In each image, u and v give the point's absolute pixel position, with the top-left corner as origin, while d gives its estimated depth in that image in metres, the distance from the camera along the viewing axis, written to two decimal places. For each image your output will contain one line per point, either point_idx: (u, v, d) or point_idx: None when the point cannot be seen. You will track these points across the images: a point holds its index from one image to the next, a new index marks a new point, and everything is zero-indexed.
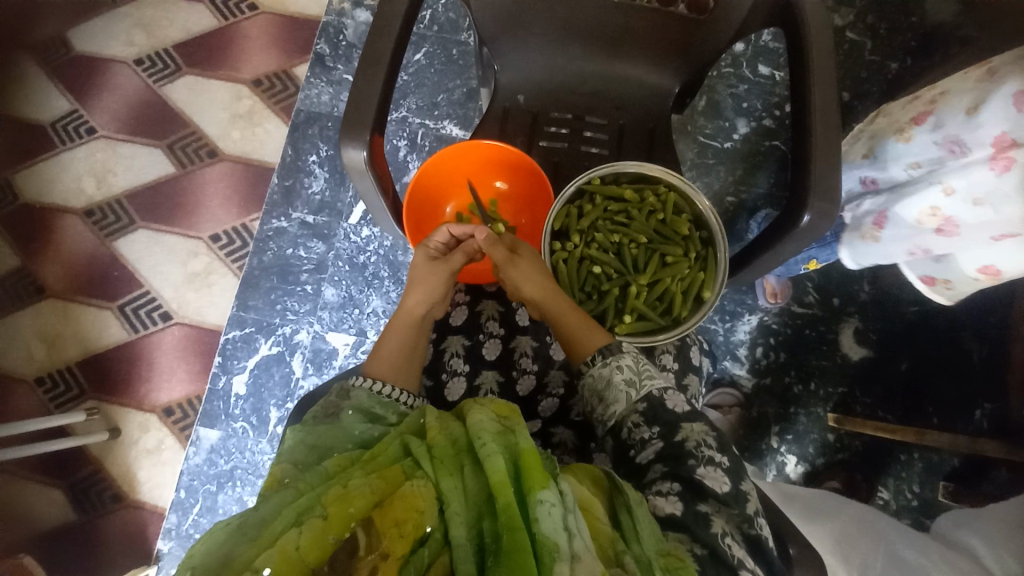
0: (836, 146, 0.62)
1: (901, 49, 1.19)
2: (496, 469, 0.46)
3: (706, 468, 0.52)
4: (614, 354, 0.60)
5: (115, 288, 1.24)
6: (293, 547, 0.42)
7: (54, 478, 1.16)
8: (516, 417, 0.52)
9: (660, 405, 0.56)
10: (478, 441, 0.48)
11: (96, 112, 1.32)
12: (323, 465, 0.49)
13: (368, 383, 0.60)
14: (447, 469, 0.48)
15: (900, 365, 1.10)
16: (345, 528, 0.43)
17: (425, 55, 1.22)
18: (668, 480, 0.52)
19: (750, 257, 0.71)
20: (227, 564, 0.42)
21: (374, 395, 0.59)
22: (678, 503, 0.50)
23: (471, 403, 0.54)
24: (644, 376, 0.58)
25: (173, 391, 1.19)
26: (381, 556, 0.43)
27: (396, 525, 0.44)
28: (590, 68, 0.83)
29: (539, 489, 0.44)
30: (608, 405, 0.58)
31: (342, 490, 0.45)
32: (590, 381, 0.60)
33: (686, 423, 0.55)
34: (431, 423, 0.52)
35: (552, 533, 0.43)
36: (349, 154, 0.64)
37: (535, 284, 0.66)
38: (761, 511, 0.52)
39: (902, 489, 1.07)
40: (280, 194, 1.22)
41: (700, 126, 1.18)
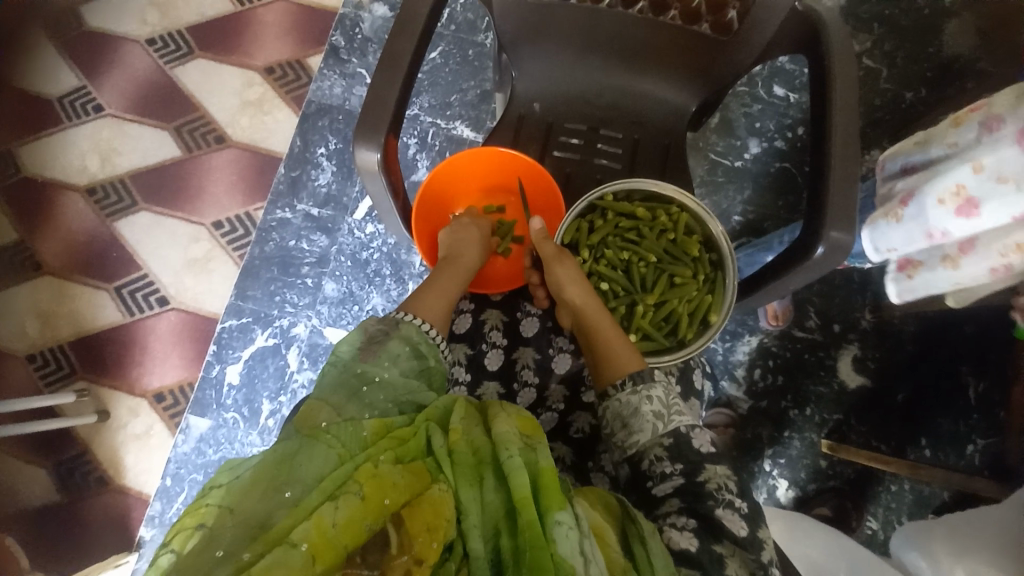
0: (853, 177, 0.62)
1: (916, 79, 1.19)
2: (520, 484, 0.45)
3: (725, 510, 0.51)
4: (646, 382, 0.60)
5: (114, 268, 1.22)
6: (329, 522, 0.41)
7: (39, 458, 1.15)
8: (540, 434, 0.50)
9: (686, 442, 0.55)
10: (505, 452, 0.47)
11: (104, 89, 1.30)
12: (363, 424, 0.48)
13: (416, 322, 0.60)
14: (468, 478, 0.47)
15: (897, 396, 1.10)
16: (378, 518, 0.43)
17: (440, 54, 1.21)
18: (683, 515, 0.51)
19: (759, 282, 0.70)
20: (264, 529, 0.42)
21: (423, 334, 0.59)
22: (692, 539, 0.50)
23: (497, 409, 0.52)
24: (673, 410, 0.58)
25: (166, 376, 1.18)
26: (415, 561, 0.42)
27: (427, 531, 0.43)
28: (607, 80, 0.83)
29: (557, 510, 0.44)
30: (631, 433, 0.58)
31: (374, 470, 0.44)
32: (617, 405, 0.60)
33: (711, 464, 0.54)
34: (455, 424, 0.50)
35: (570, 556, 0.42)
36: (362, 155, 0.63)
37: (578, 290, 0.68)
38: (778, 562, 0.50)
39: (891, 519, 1.06)
40: (286, 185, 1.21)
41: (712, 144, 1.18)
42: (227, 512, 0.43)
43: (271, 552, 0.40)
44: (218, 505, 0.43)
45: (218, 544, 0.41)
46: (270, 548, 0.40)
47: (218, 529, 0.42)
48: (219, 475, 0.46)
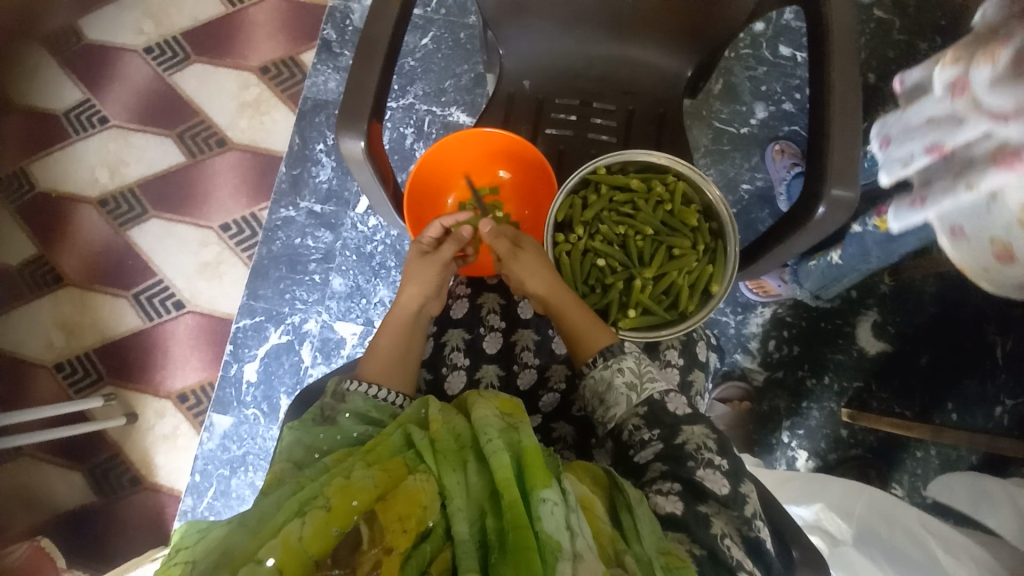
0: (855, 132, 0.59)
1: (930, 29, 1.12)
2: (501, 465, 0.45)
3: (705, 470, 0.50)
4: (616, 356, 0.60)
5: (130, 276, 1.26)
6: (296, 538, 0.42)
7: (76, 460, 1.20)
8: (522, 414, 0.51)
9: (661, 408, 0.55)
10: (484, 436, 0.47)
11: (107, 101, 1.33)
12: (323, 460, 0.49)
13: (364, 387, 0.60)
14: (450, 464, 0.47)
15: (920, 360, 1.06)
16: (347, 521, 0.43)
17: (431, 39, 1.19)
18: (668, 480, 0.51)
19: (761, 249, 0.68)
20: (227, 555, 0.42)
21: (370, 399, 0.59)
22: (678, 502, 0.49)
23: (475, 397, 0.53)
24: (646, 379, 0.58)
25: (187, 378, 1.21)
26: (384, 550, 0.43)
27: (399, 520, 0.43)
28: (598, 51, 0.80)
29: (541, 486, 0.44)
30: (608, 408, 0.58)
31: (344, 481, 0.45)
32: (593, 382, 0.60)
33: (687, 426, 0.54)
34: (434, 415, 0.51)
35: (554, 531, 0.42)
36: (346, 145, 0.63)
37: (539, 282, 0.65)
38: (761, 514, 0.50)
39: (916, 486, 1.03)
40: (288, 183, 1.22)
41: (716, 111, 1.14)
42: (186, 567, 0.43)
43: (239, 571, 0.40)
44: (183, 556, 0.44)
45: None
46: (238, 568, 0.41)
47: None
48: (183, 538, 0.46)
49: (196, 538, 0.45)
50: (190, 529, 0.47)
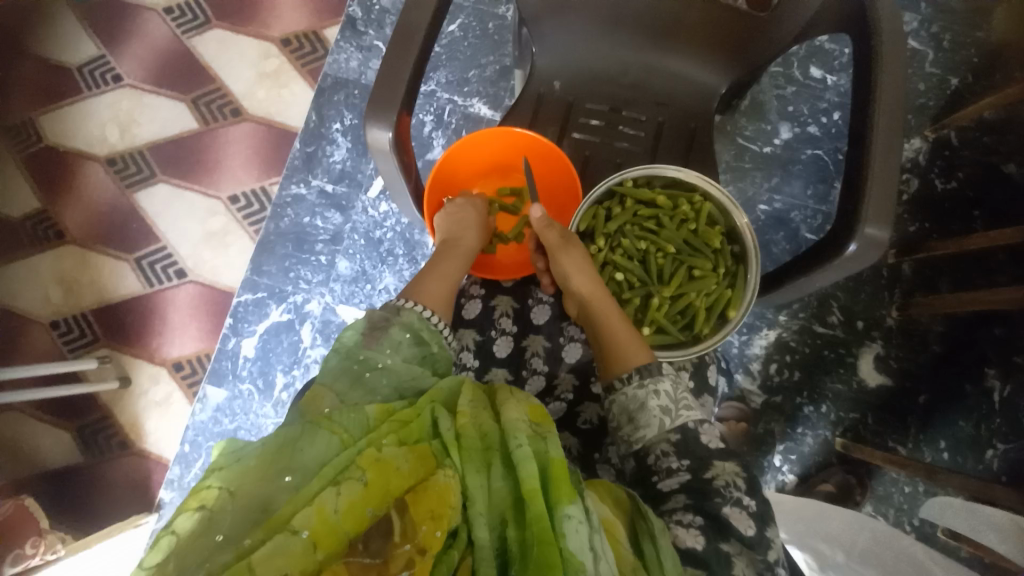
0: (894, 173, 0.58)
1: (963, 65, 1.11)
2: (529, 475, 0.45)
3: (732, 508, 0.50)
4: (653, 376, 0.59)
5: (134, 239, 1.24)
6: (331, 509, 0.42)
7: (64, 420, 1.19)
8: (549, 423, 0.50)
9: (694, 439, 0.55)
10: (513, 441, 0.47)
11: (122, 58, 1.30)
12: (366, 410, 0.48)
13: (416, 307, 0.61)
14: (475, 465, 0.46)
15: (917, 398, 1.06)
16: (381, 505, 0.43)
17: (459, 27, 1.17)
18: (689, 512, 0.50)
19: (784, 279, 0.68)
20: (268, 510, 0.43)
21: (424, 321, 0.60)
22: (699, 536, 0.48)
23: (506, 395, 0.52)
24: (682, 405, 0.57)
25: (184, 347, 1.20)
26: (418, 549, 0.41)
27: (431, 518, 0.42)
28: (632, 58, 0.78)
29: (566, 503, 0.44)
30: (638, 427, 0.57)
31: (377, 456, 0.45)
32: (623, 399, 0.59)
33: (719, 461, 0.53)
34: (463, 407, 0.50)
35: (577, 549, 0.42)
36: (373, 133, 0.61)
37: (584, 278, 0.66)
38: (783, 561, 0.50)
39: (902, 520, 1.04)
40: (301, 160, 1.20)
41: (741, 128, 1.12)
42: (224, 498, 0.43)
43: (272, 539, 0.40)
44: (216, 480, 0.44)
45: (218, 531, 0.42)
46: (273, 533, 0.41)
47: (217, 515, 0.42)
48: (219, 461, 0.46)
49: (231, 463, 0.45)
50: (228, 451, 0.46)
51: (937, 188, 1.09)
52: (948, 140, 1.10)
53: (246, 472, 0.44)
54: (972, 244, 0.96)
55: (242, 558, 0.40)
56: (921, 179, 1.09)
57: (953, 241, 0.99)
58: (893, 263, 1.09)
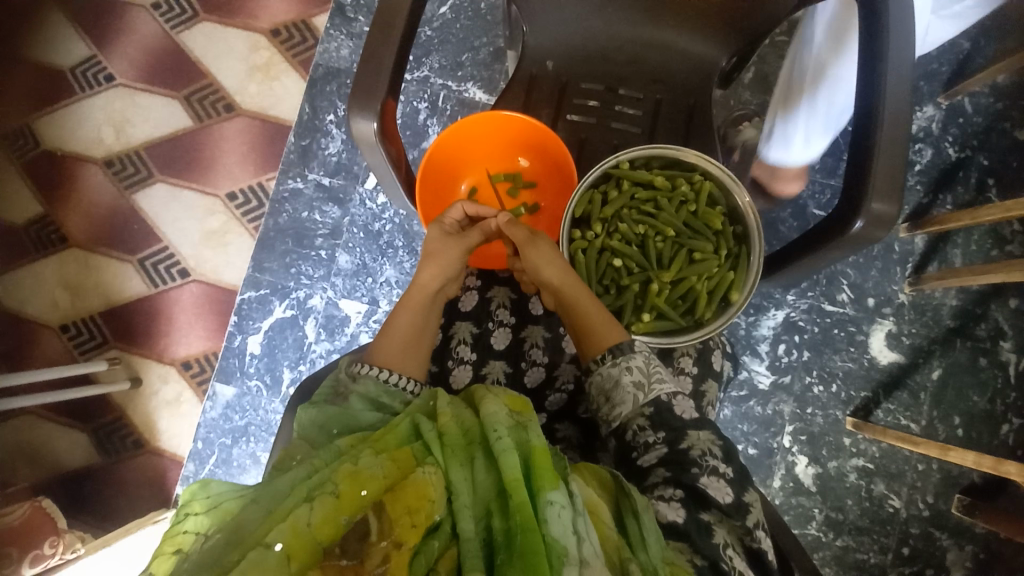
0: (903, 143, 0.55)
1: (979, 26, 1.05)
2: (511, 465, 0.44)
3: (709, 478, 0.49)
4: (625, 355, 0.57)
5: (135, 241, 1.25)
6: (304, 523, 0.41)
7: (80, 421, 1.22)
8: (530, 412, 0.50)
9: (668, 411, 0.54)
10: (492, 433, 0.46)
11: (114, 58, 1.28)
12: (335, 443, 0.48)
13: (376, 371, 0.58)
14: (457, 458, 0.46)
15: (930, 373, 1.04)
16: (356, 511, 0.43)
17: (450, 9, 1.14)
18: (670, 485, 0.50)
19: (786, 259, 0.66)
20: (241, 533, 0.43)
21: (383, 385, 0.57)
22: (679, 510, 0.48)
23: (483, 391, 0.51)
24: (655, 379, 0.55)
25: (191, 346, 1.21)
26: (394, 544, 0.42)
27: (408, 514, 0.43)
28: (628, 34, 0.76)
29: (550, 490, 0.43)
30: (614, 405, 0.56)
31: (353, 467, 0.44)
32: (600, 379, 0.58)
33: (694, 431, 0.53)
34: (442, 408, 0.49)
35: (561, 535, 0.42)
36: (359, 125, 0.59)
37: (554, 268, 0.62)
38: (765, 525, 0.50)
39: (915, 498, 1.03)
40: (296, 153, 1.19)
41: (744, 101, 1.09)
42: (200, 540, 0.45)
43: (247, 555, 0.41)
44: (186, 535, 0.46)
45: (189, 564, 0.42)
46: (248, 551, 0.41)
47: (190, 554, 0.44)
48: (193, 502, 0.48)
49: (210, 506, 0.47)
50: (201, 493, 0.48)
51: (950, 157, 1.05)
52: (963, 106, 1.06)
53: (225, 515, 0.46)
54: (986, 217, 0.91)
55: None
56: (935, 148, 1.06)
57: (968, 211, 0.94)
58: (905, 237, 1.06)
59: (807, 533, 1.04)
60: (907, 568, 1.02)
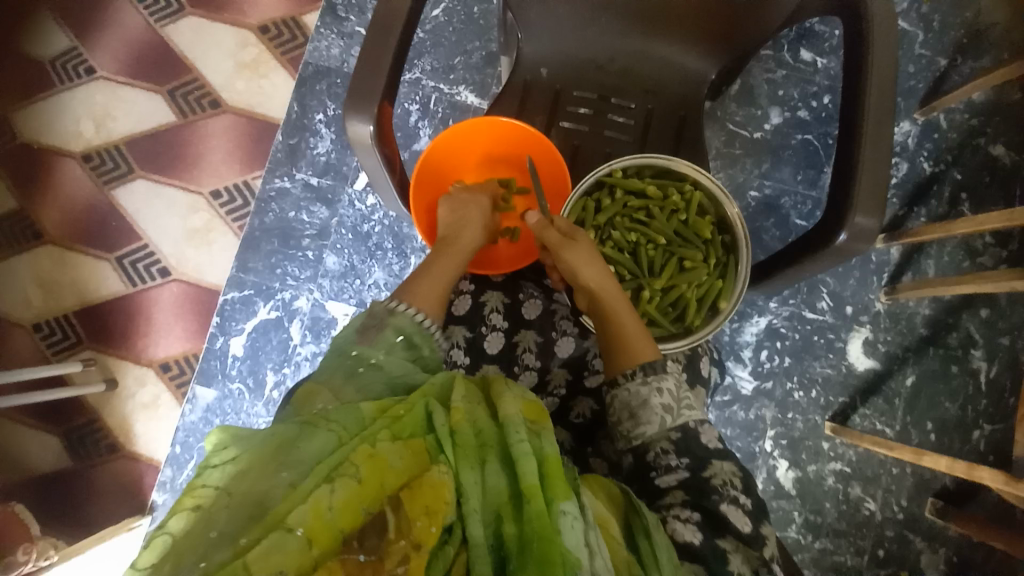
0: (886, 159, 0.57)
1: (952, 47, 1.10)
2: (527, 473, 0.44)
3: (729, 506, 0.50)
4: (657, 374, 0.58)
5: (114, 238, 1.21)
6: (326, 505, 0.41)
7: (50, 424, 1.18)
8: (545, 420, 0.49)
9: (694, 438, 0.55)
10: (511, 438, 0.46)
11: (95, 50, 1.25)
12: (361, 407, 0.47)
13: (409, 310, 0.58)
14: (469, 461, 0.45)
15: (904, 380, 1.08)
16: (375, 502, 0.42)
17: (443, 12, 1.14)
18: (687, 508, 0.51)
19: (772, 269, 0.68)
20: (263, 505, 0.42)
21: (418, 325, 0.58)
22: (697, 533, 0.49)
23: (500, 389, 0.51)
24: (684, 405, 0.56)
25: (171, 347, 1.18)
26: (413, 545, 0.41)
27: (426, 514, 0.42)
28: (620, 44, 0.77)
29: (562, 500, 0.44)
30: (638, 424, 0.56)
31: (371, 450, 0.44)
32: (624, 395, 0.58)
33: (717, 461, 0.53)
34: (458, 403, 0.49)
35: (574, 546, 0.42)
36: (354, 128, 0.59)
37: (593, 272, 0.63)
38: (778, 558, 0.51)
39: (890, 501, 1.06)
40: (284, 152, 1.17)
41: (730, 113, 1.11)
42: (218, 494, 0.43)
43: (268, 536, 0.40)
44: (201, 485, 0.44)
45: (212, 527, 0.41)
46: (270, 529, 0.40)
47: (213, 510, 0.42)
48: (213, 453, 0.46)
49: (232, 457, 0.45)
50: (223, 445, 0.46)
51: (925, 171, 1.10)
52: (937, 123, 1.10)
53: (241, 474, 0.43)
54: (960, 230, 0.95)
55: (238, 556, 0.39)
56: (910, 163, 1.10)
57: (941, 225, 0.98)
58: (882, 248, 1.10)
59: (786, 536, 1.06)
60: (882, 569, 1.05)
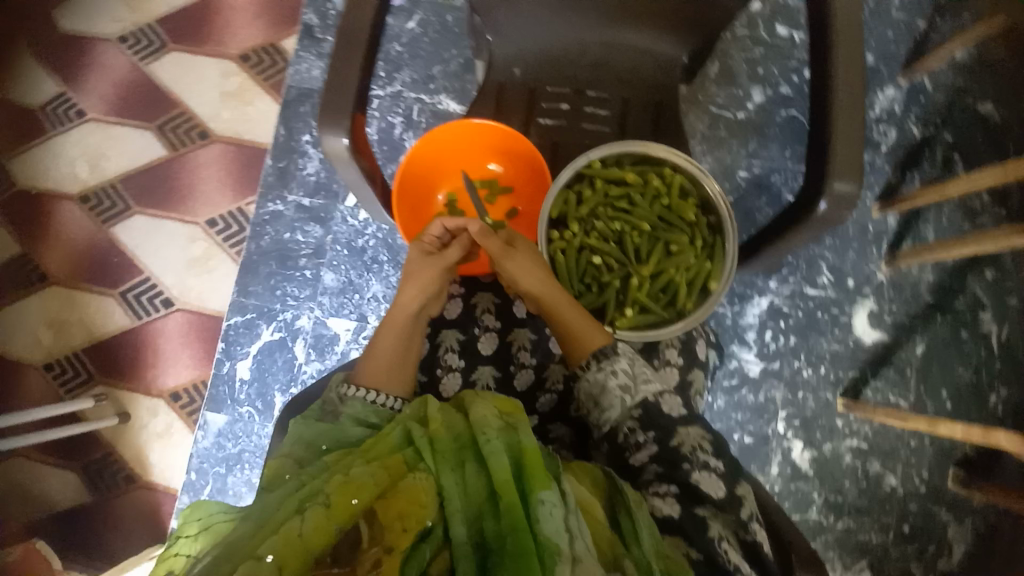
0: (857, 126, 0.57)
1: (930, 9, 1.09)
2: (501, 467, 0.45)
3: (700, 473, 0.50)
4: (609, 358, 0.58)
5: (116, 274, 1.23)
6: (296, 533, 0.41)
7: (69, 460, 1.19)
8: (520, 414, 0.50)
9: (655, 411, 0.55)
10: (482, 436, 0.46)
11: (84, 93, 1.28)
12: (322, 458, 0.48)
13: (362, 392, 0.59)
14: (448, 463, 0.46)
15: (914, 348, 1.06)
16: (348, 519, 0.42)
17: (418, 23, 1.15)
18: (664, 482, 0.51)
19: (758, 247, 0.67)
20: (230, 549, 0.42)
21: (368, 404, 0.57)
22: (674, 505, 0.49)
23: (472, 396, 0.52)
24: (641, 380, 0.56)
25: (179, 376, 1.20)
26: (385, 550, 0.42)
27: (399, 519, 0.43)
28: (590, 37, 0.77)
29: (540, 489, 0.44)
30: (603, 410, 0.57)
31: (344, 477, 0.44)
32: (587, 385, 0.58)
33: (683, 427, 0.53)
34: (433, 414, 0.49)
35: (553, 533, 0.42)
36: (330, 143, 0.60)
37: (534, 278, 0.62)
38: (757, 516, 0.50)
39: (910, 474, 1.04)
40: (274, 176, 1.19)
41: (712, 96, 1.11)
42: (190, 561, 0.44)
43: (238, 568, 0.40)
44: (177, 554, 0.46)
45: None
46: (238, 564, 0.40)
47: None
48: (185, 526, 0.47)
49: (200, 527, 0.47)
50: (193, 515, 0.48)
51: (914, 136, 1.09)
52: (922, 86, 1.09)
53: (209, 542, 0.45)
54: (953, 190, 0.94)
55: None
56: (899, 130, 1.09)
57: (934, 187, 0.97)
58: (879, 217, 1.08)
59: (808, 518, 1.05)
60: (909, 545, 1.03)
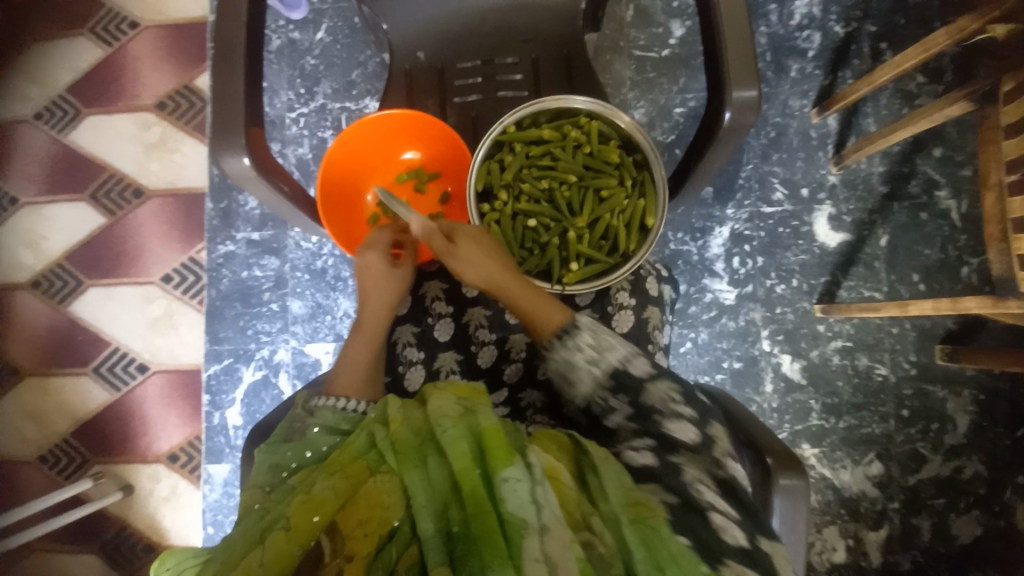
0: (745, 32, 0.58)
1: None
2: (460, 454, 0.44)
3: (673, 422, 0.51)
4: (573, 334, 0.57)
5: (85, 351, 1.21)
6: (257, 564, 0.41)
7: (83, 544, 1.19)
8: (480, 396, 0.50)
9: (624, 374, 0.54)
10: (438, 427, 0.46)
11: (9, 177, 1.25)
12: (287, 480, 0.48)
13: (333, 402, 0.58)
14: (410, 460, 0.45)
15: (879, 241, 1.07)
16: (310, 537, 0.42)
17: (327, 32, 1.13)
18: (639, 438, 0.51)
19: (687, 173, 0.67)
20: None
21: (340, 412, 0.56)
22: (650, 458, 0.49)
23: (431, 388, 0.52)
24: (607, 349, 0.55)
25: (172, 437, 1.19)
26: (347, 558, 0.42)
27: (362, 525, 0.43)
28: (484, 3, 0.75)
29: (502, 467, 0.43)
30: (575, 386, 0.56)
31: (305, 496, 0.44)
32: (555, 364, 0.57)
33: (652, 383, 0.53)
34: (393, 413, 0.49)
35: (517, 508, 0.41)
36: (229, 164, 0.59)
37: (486, 270, 0.62)
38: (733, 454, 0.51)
39: (899, 361, 1.06)
40: (219, 218, 1.17)
41: (633, 39, 1.10)
42: None
43: None
44: None
45: None
46: None
47: None
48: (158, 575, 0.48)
49: (173, 572, 0.47)
50: (168, 563, 0.48)
51: (839, 34, 1.08)
52: None
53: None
54: (885, 76, 0.93)
55: None
56: (822, 31, 1.09)
57: (865, 78, 0.96)
58: (819, 121, 1.09)
59: (809, 426, 1.06)
60: (912, 428, 1.05)
